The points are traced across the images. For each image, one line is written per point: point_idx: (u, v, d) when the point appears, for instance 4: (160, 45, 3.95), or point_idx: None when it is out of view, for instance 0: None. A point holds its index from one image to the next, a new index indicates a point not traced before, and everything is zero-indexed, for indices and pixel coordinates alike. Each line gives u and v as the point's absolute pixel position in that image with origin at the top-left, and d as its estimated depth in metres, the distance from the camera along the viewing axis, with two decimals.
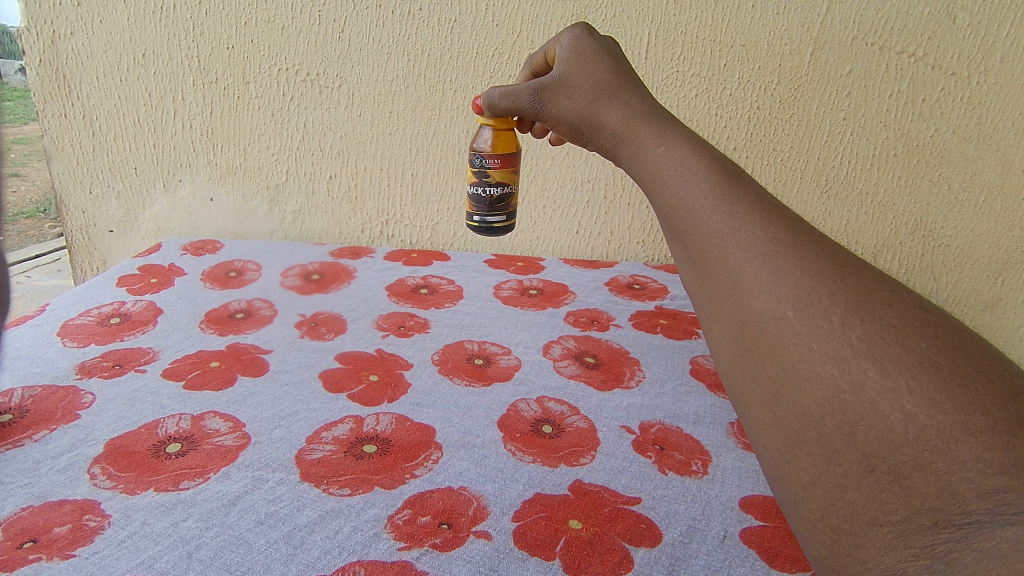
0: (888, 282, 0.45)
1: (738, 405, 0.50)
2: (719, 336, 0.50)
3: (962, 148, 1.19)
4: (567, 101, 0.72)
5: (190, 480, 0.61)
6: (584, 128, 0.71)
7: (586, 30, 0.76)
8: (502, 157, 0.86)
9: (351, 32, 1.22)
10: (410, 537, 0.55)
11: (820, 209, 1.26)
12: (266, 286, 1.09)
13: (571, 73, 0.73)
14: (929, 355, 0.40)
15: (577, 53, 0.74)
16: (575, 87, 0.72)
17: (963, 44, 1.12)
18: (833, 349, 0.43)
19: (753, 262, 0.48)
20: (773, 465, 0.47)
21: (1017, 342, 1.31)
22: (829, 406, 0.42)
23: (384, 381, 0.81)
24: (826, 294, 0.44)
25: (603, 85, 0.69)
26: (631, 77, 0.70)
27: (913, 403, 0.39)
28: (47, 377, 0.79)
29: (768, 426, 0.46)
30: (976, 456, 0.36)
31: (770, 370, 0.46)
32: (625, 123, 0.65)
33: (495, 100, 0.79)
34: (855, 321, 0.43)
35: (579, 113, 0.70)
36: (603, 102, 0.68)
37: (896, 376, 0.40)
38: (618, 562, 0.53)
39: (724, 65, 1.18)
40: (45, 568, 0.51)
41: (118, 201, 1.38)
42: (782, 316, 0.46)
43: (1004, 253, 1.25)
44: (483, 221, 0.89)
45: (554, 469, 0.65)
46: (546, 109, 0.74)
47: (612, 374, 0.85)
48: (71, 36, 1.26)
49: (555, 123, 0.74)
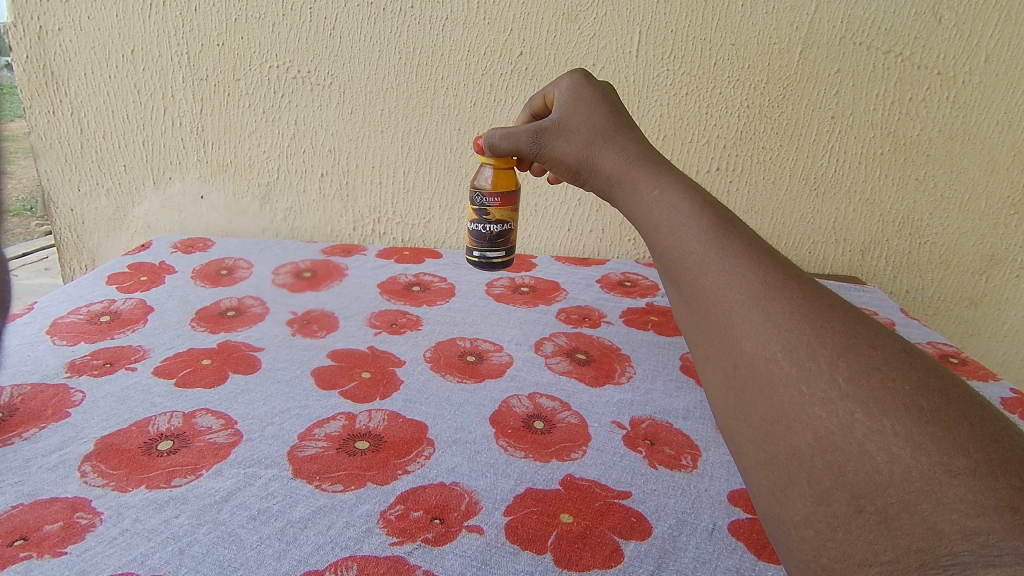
0: (871, 324, 0.47)
1: (731, 443, 0.51)
2: (712, 376, 0.52)
3: (947, 146, 1.20)
4: (564, 145, 0.74)
5: (182, 477, 0.61)
6: (580, 170, 0.73)
7: (585, 75, 0.78)
8: (502, 197, 0.88)
9: (341, 29, 1.22)
10: (402, 532, 0.55)
11: (809, 207, 1.27)
12: (257, 283, 1.09)
13: (569, 118, 0.75)
14: (912, 399, 0.41)
15: (574, 97, 0.76)
16: (573, 131, 0.74)
17: (949, 44, 1.14)
18: (820, 391, 0.44)
19: (743, 304, 0.50)
20: (766, 505, 0.47)
21: (1002, 336, 1.33)
22: (818, 447, 0.43)
23: (376, 378, 0.81)
24: (814, 336, 0.46)
25: (599, 130, 0.72)
26: (627, 122, 0.72)
27: (898, 445, 0.39)
28: (36, 376, 0.79)
29: (761, 466, 0.47)
30: (959, 497, 0.36)
31: (761, 411, 0.47)
32: (621, 166, 0.68)
33: (496, 138, 0.81)
34: (841, 364, 0.44)
35: (576, 157, 0.73)
36: (599, 146, 0.71)
37: (881, 419, 0.41)
38: (609, 555, 0.54)
39: (714, 64, 1.18)
40: (36, 566, 0.50)
41: (107, 198, 1.37)
42: (772, 357, 0.47)
43: (988, 250, 1.27)
44: (483, 255, 0.93)
45: (545, 464, 0.65)
46: (544, 151, 0.77)
47: (603, 370, 0.85)
48: (58, 32, 1.25)
49: (554, 165, 0.76)
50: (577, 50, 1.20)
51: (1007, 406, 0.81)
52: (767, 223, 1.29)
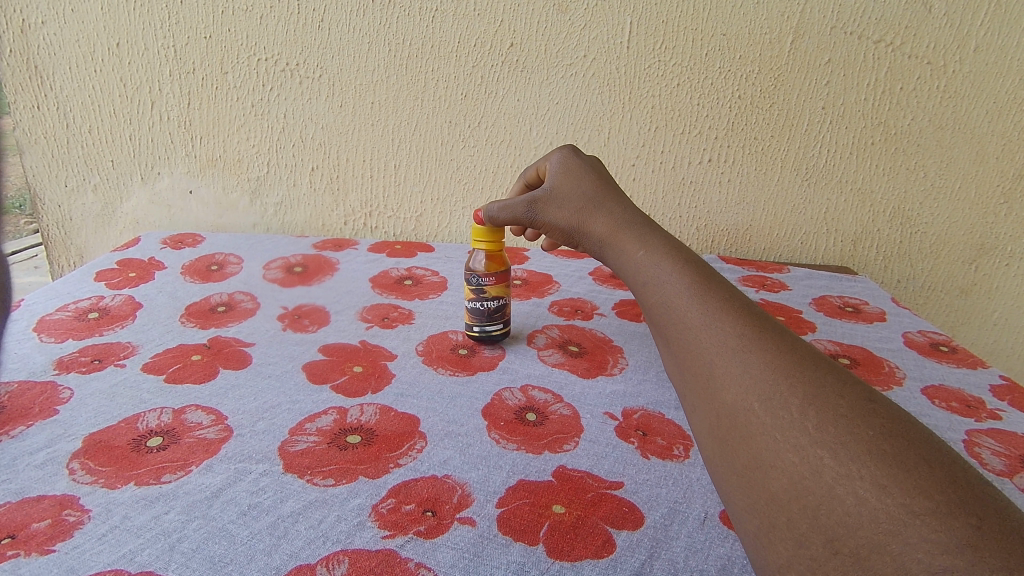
0: (841, 375, 0.49)
1: (721, 489, 0.51)
2: (699, 425, 0.54)
3: (937, 136, 1.20)
4: (558, 211, 0.79)
5: (172, 473, 0.61)
6: (573, 235, 0.78)
7: (572, 149, 0.85)
8: (498, 274, 0.82)
9: (330, 20, 1.21)
10: (395, 525, 0.55)
11: (801, 197, 1.27)
12: (247, 279, 1.08)
13: (560, 187, 0.80)
14: (876, 444, 0.43)
15: (565, 168, 0.82)
16: (565, 198, 0.79)
17: (939, 33, 1.14)
18: (793, 438, 0.46)
19: (723, 355, 0.53)
20: (751, 550, 0.47)
21: (990, 327, 1.34)
22: (793, 492, 0.44)
23: (368, 372, 0.80)
24: (787, 387, 0.48)
25: (589, 197, 0.78)
26: (614, 191, 0.79)
27: (864, 488, 0.41)
28: (23, 373, 0.78)
29: (745, 511, 0.48)
30: (924, 537, 0.37)
31: (743, 459, 0.48)
32: (610, 230, 0.73)
33: (491, 211, 0.80)
34: (811, 412, 0.46)
35: (570, 223, 0.78)
36: (590, 213, 0.76)
37: (848, 463, 0.42)
38: (602, 545, 0.54)
39: (706, 55, 1.18)
40: (24, 563, 0.50)
41: (95, 194, 1.36)
42: (750, 407, 0.49)
43: (978, 240, 1.27)
44: (482, 331, 0.86)
45: (538, 456, 0.65)
46: (538, 218, 0.80)
47: (595, 362, 0.85)
48: (41, 26, 1.23)
49: (546, 231, 0.80)
50: (567, 41, 1.19)
51: (996, 393, 0.82)
52: (759, 214, 1.29)
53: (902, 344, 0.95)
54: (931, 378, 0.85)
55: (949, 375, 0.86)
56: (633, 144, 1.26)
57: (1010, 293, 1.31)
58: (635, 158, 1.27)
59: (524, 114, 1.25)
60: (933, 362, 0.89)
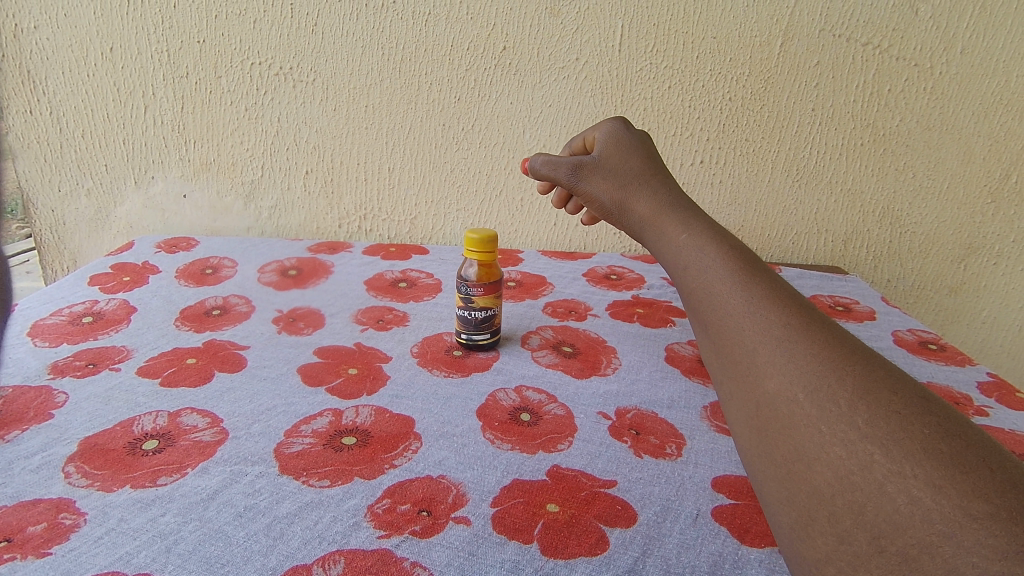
0: (892, 371, 0.49)
1: (760, 482, 0.52)
2: (739, 416, 0.55)
3: (925, 137, 1.22)
4: (601, 182, 0.79)
5: (167, 476, 0.61)
6: (614, 210, 0.79)
7: (624, 123, 0.85)
8: (486, 286, 0.83)
9: (323, 25, 1.21)
10: (390, 525, 0.55)
11: (791, 197, 1.28)
12: (242, 282, 1.08)
13: (608, 158, 0.80)
14: (932, 443, 0.42)
15: (614, 139, 0.82)
16: (610, 169, 0.79)
17: (925, 36, 1.15)
18: (841, 432, 0.46)
19: (767, 346, 0.54)
20: (789, 543, 0.48)
21: (979, 325, 1.36)
22: (839, 486, 0.44)
23: (363, 374, 0.81)
24: (835, 379, 0.49)
25: (636, 173, 0.78)
26: (660, 171, 0.78)
27: (918, 488, 0.41)
28: (18, 378, 0.78)
29: (784, 503, 0.49)
30: (980, 542, 0.37)
31: (784, 450, 0.49)
32: (653, 211, 0.74)
33: (537, 165, 0.84)
34: (861, 406, 0.46)
35: (612, 196, 0.78)
36: (633, 190, 0.77)
37: (901, 461, 0.42)
38: (595, 543, 0.54)
39: (697, 58, 1.19)
40: (20, 566, 0.50)
41: (87, 198, 1.36)
42: (795, 398, 0.50)
43: (967, 240, 1.29)
44: (470, 340, 0.86)
45: (532, 455, 0.66)
46: (581, 184, 0.81)
47: (589, 363, 0.86)
48: (34, 30, 1.23)
49: (588, 200, 0.81)
50: (560, 44, 1.20)
51: (984, 390, 0.83)
52: (752, 215, 1.30)
53: (892, 342, 0.96)
54: (921, 375, 0.86)
55: (938, 372, 0.87)
56: None
57: (999, 292, 1.32)
58: None
59: (518, 116, 1.26)
60: (922, 360, 0.91)
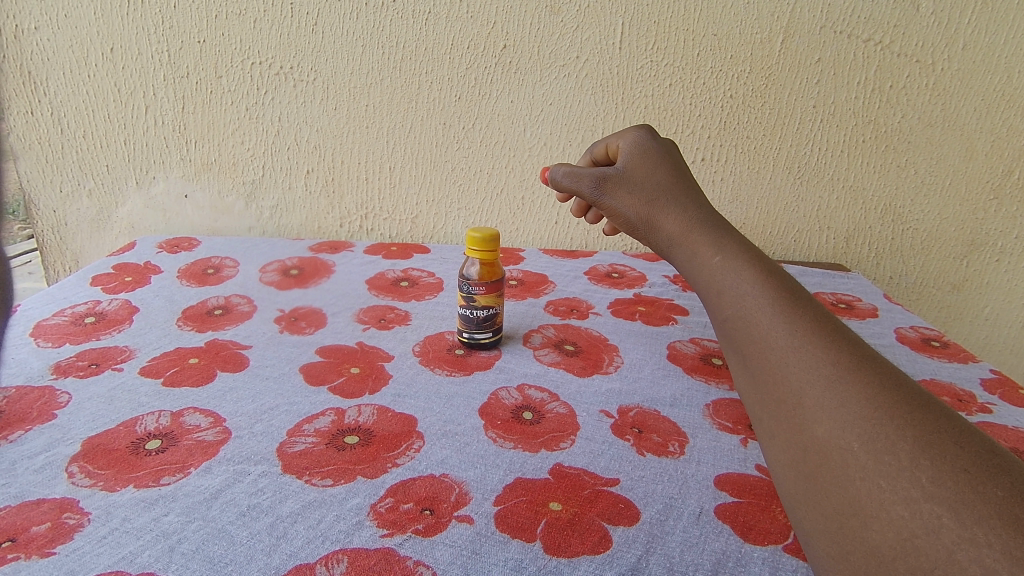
0: (954, 424, 0.48)
1: (807, 535, 0.51)
2: (786, 464, 0.54)
3: (927, 134, 1.22)
4: (627, 196, 0.78)
5: (170, 476, 0.61)
6: (639, 225, 0.77)
7: (649, 132, 0.83)
8: (488, 284, 0.83)
9: (324, 24, 1.21)
10: (393, 524, 0.55)
11: (793, 195, 1.28)
12: (243, 281, 1.08)
13: (634, 172, 0.79)
14: (1004, 507, 0.41)
15: (640, 150, 0.80)
16: (636, 183, 0.78)
17: (927, 32, 1.15)
18: (904, 490, 0.45)
19: (818, 391, 0.53)
20: None
21: (981, 322, 1.35)
22: (901, 549, 0.43)
23: (366, 373, 0.81)
24: (894, 431, 0.48)
25: (664, 188, 0.76)
26: (688, 186, 0.77)
27: (991, 556, 0.39)
28: (20, 378, 0.78)
29: (836, 561, 0.47)
30: None
31: (837, 503, 0.48)
32: (683, 229, 0.73)
33: (559, 175, 0.83)
34: (925, 463, 0.45)
35: (638, 212, 0.77)
36: (661, 207, 0.75)
37: (972, 527, 0.41)
38: (598, 541, 0.54)
39: (697, 55, 1.19)
40: (24, 566, 0.50)
41: (89, 199, 1.36)
42: (849, 449, 0.49)
43: (969, 236, 1.29)
44: (472, 339, 0.86)
45: (534, 454, 0.66)
46: (605, 198, 0.80)
47: (591, 361, 0.86)
48: (34, 31, 1.23)
49: (611, 213, 0.80)
50: (560, 42, 1.20)
51: (987, 387, 0.83)
52: (753, 212, 1.30)
53: (894, 339, 0.96)
54: (923, 373, 0.86)
55: (941, 369, 0.87)
56: None
57: (1001, 288, 1.32)
58: None
59: (519, 114, 1.26)
60: (925, 357, 0.90)
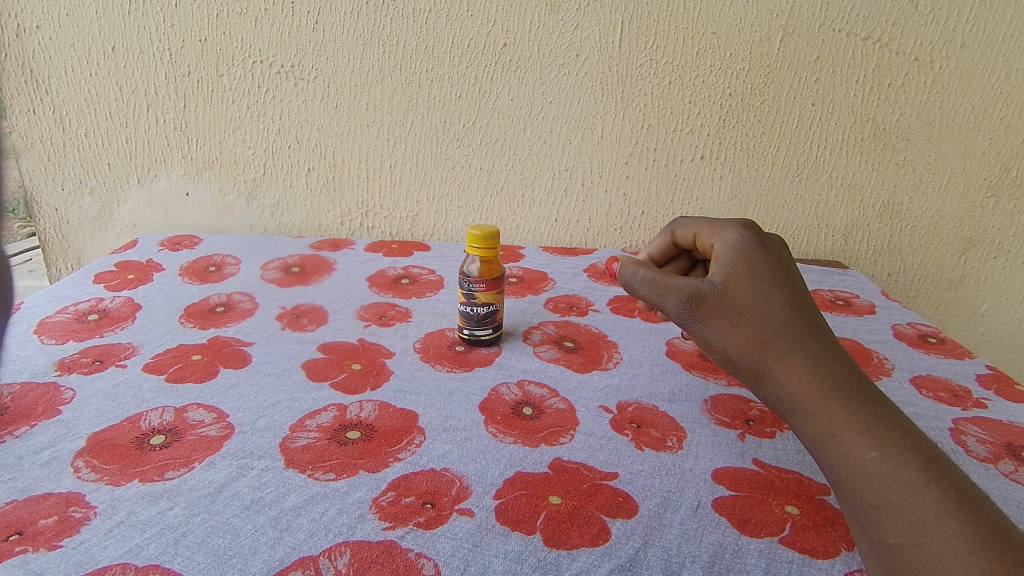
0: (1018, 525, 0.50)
1: None
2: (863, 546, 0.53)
3: (926, 132, 1.22)
4: (728, 329, 0.66)
5: (174, 470, 0.62)
6: (746, 368, 0.65)
7: (754, 237, 0.71)
8: (489, 281, 0.83)
9: (325, 23, 1.22)
10: (395, 517, 0.56)
11: (792, 192, 1.29)
12: (245, 279, 1.09)
13: (738, 297, 0.66)
14: None
15: (745, 267, 0.68)
16: (741, 314, 0.66)
17: (925, 30, 1.15)
18: None
19: (904, 479, 0.53)
20: None
21: (978, 318, 1.36)
22: None
23: (367, 369, 0.82)
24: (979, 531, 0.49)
25: (779, 324, 0.64)
26: (807, 324, 0.64)
27: None
28: (25, 375, 0.78)
29: None
30: None
31: None
32: (808, 387, 0.60)
33: (637, 279, 0.73)
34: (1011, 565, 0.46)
35: (746, 353, 0.64)
36: (777, 352, 0.63)
37: None
38: (597, 534, 0.55)
39: (696, 54, 1.19)
40: (32, 559, 0.51)
41: (90, 197, 1.36)
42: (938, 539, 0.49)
43: (967, 234, 1.29)
44: (472, 336, 0.87)
45: (534, 448, 0.66)
46: (698, 324, 0.68)
47: (590, 357, 0.86)
48: (36, 30, 1.23)
49: (706, 343, 0.68)
50: (560, 40, 1.20)
51: (982, 382, 0.84)
52: (752, 210, 1.30)
53: (891, 336, 0.97)
54: (920, 369, 0.86)
55: (937, 366, 0.88)
56: (627, 140, 1.27)
57: (999, 285, 1.33)
58: (629, 154, 1.28)
59: (519, 113, 1.26)
60: (921, 353, 0.91)
